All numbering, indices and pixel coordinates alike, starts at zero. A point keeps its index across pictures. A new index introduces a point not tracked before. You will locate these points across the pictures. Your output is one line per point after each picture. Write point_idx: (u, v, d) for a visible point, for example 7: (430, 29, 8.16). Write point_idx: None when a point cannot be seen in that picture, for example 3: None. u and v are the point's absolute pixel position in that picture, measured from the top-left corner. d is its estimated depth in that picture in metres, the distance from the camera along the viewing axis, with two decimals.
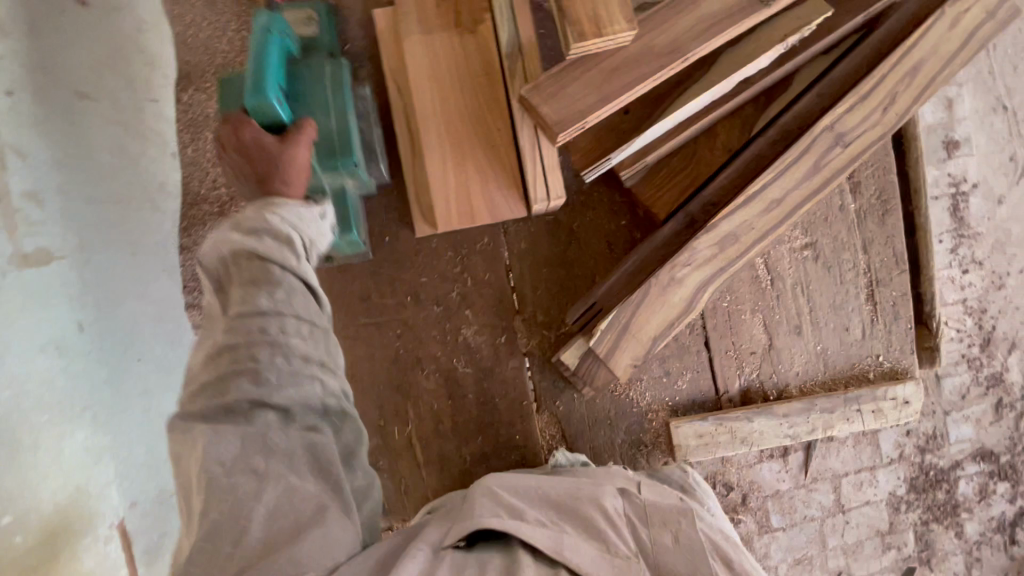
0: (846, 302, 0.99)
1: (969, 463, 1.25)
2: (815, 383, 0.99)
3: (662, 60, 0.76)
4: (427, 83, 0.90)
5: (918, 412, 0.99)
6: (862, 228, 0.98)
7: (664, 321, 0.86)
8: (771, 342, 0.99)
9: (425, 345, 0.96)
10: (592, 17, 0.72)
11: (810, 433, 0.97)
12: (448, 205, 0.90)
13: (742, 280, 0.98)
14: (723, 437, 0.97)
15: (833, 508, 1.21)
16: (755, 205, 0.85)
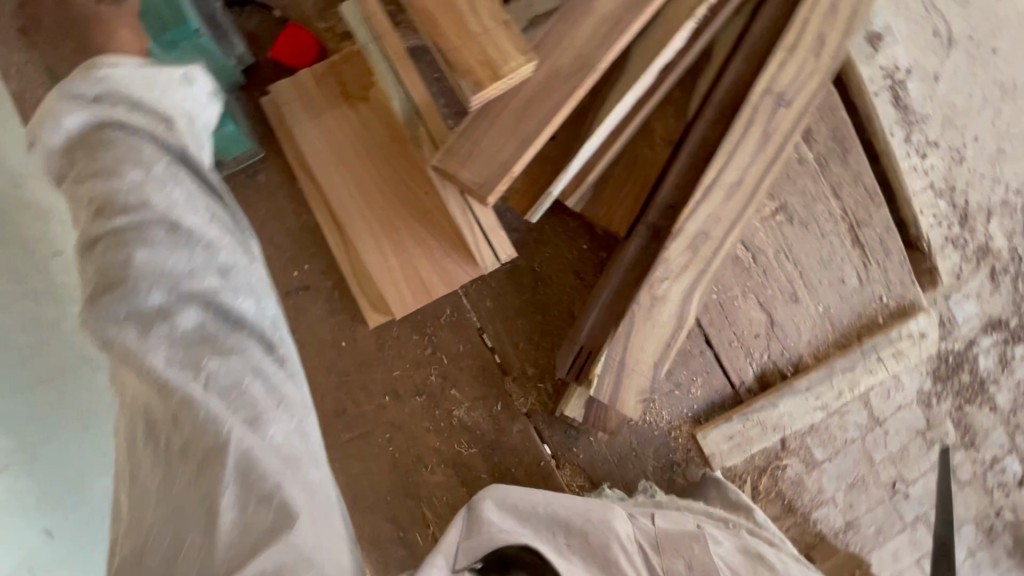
0: (834, 254, 0.94)
1: (983, 337, 1.20)
2: (828, 345, 0.94)
3: (574, 80, 0.68)
4: (337, 169, 0.81)
5: (937, 340, 0.94)
6: (827, 174, 0.93)
7: (660, 345, 0.79)
8: (772, 319, 0.93)
9: (420, 440, 0.88)
10: (484, 61, 0.64)
11: (837, 398, 0.93)
12: (400, 292, 0.82)
13: (724, 266, 0.92)
14: (755, 430, 0.91)
15: (869, 425, 1.16)
16: (716, 195, 0.78)
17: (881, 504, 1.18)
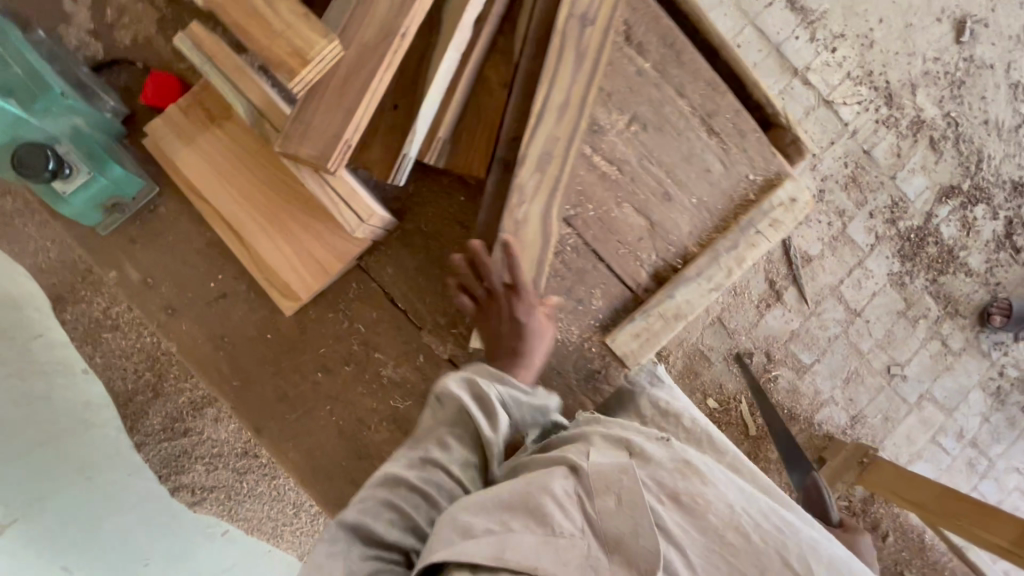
0: (693, 148, 1.01)
1: None
2: (709, 231, 1.01)
3: (381, 50, 0.81)
4: (219, 177, 1.04)
5: (810, 205, 1.00)
6: (668, 78, 1.00)
7: (534, 257, 0.94)
8: (650, 221, 1.00)
9: (358, 403, 1.16)
10: (293, 51, 0.76)
11: (728, 277, 0.99)
12: (292, 262, 1.04)
13: (593, 183, 0.99)
14: (658, 325, 0.99)
15: None
16: (548, 119, 0.92)
17: None
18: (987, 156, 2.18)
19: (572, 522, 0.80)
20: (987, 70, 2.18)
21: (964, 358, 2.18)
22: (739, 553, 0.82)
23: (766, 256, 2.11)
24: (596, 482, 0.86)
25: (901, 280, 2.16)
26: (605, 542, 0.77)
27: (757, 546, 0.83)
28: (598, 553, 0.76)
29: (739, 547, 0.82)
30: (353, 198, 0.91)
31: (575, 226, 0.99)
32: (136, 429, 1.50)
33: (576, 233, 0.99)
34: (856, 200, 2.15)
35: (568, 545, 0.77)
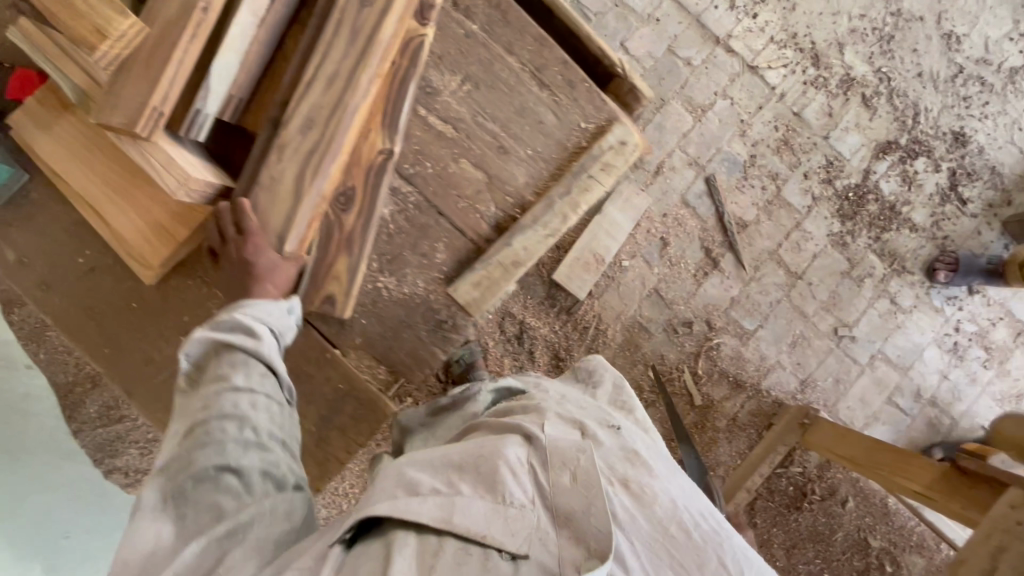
0: (525, 101, 1.04)
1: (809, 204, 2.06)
2: (546, 179, 1.05)
3: (183, 24, 0.86)
4: (72, 164, 1.00)
5: (638, 145, 1.05)
6: (496, 37, 1.04)
7: (288, 212, 0.93)
8: (488, 173, 1.04)
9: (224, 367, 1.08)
10: (94, 30, 0.85)
11: (564, 222, 1.03)
12: (149, 241, 1.00)
13: (429, 141, 1.04)
14: (500, 273, 1.03)
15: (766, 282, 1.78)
16: (316, 85, 0.93)
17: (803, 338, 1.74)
18: (924, 108, 2.14)
19: (525, 494, 0.74)
20: (918, 22, 2.14)
21: (916, 316, 2.13)
22: (684, 544, 0.74)
23: (700, 225, 2.11)
24: (553, 453, 0.79)
25: (842, 240, 2.13)
26: (557, 519, 0.72)
27: (700, 540, 0.74)
28: (547, 522, 0.72)
29: (686, 539, 0.74)
30: (172, 165, 0.87)
31: (414, 183, 1.04)
32: (74, 418, 1.61)
33: (416, 190, 1.04)
34: (789, 163, 2.13)
35: (517, 516, 0.72)
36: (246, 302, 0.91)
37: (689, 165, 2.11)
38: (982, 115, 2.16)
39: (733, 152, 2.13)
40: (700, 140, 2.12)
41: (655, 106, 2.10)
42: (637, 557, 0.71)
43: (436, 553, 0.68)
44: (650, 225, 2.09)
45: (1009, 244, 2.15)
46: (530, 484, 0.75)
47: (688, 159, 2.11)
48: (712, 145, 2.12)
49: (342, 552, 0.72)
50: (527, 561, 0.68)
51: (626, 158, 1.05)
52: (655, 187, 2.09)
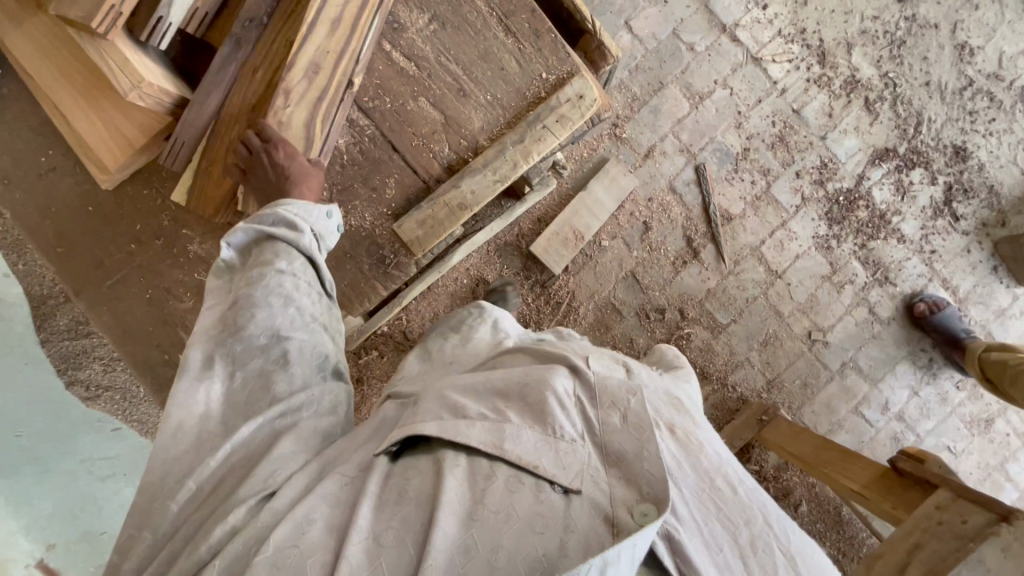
0: (489, 47, 1.05)
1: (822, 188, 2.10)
2: (501, 126, 1.06)
3: None
4: (37, 59, 1.05)
5: (598, 102, 1.06)
6: None
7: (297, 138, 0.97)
8: (445, 115, 1.06)
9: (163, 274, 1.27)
10: None
11: (514, 169, 1.04)
12: (101, 139, 1.04)
13: (391, 77, 1.05)
14: (444, 213, 1.04)
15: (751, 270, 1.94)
16: (320, 28, 0.97)
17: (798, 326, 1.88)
18: (927, 119, 2.10)
19: (573, 427, 0.77)
20: (932, 30, 2.10)
21: (893, 328, 2.11)
22: (725, 500, 0.82)
23: (684, 213, 2.10)
24: (601, 391, 0.82)
25: (827, 244, 2.10)
26: (608, 460, 0.75)
27: (742, 500, 0.83)
28: (597, 462, 0.74)
29: (724, 496, 0.82)
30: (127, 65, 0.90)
31: (374, 119, 1.05)
32: (43, 328, 1.63)
33: (374, 125, 1.06)
34: (782, 160, 2.11)
35: (569, 450, 0.74)
36: (284, 200, 0.92)
37: (680, 151, 2.10)
38: (986, 132, 2.11)
39: (726, 143, 2.11)
40: (694, 127, 2.10)
41: (652, 89, 2.09)
42: (690, 508, 0.77)
43: (489, 477, 0.70)
44: (634, 208, 2.08)
45: (998, 267, 2.11)
46: (577, 417, 0.78)
47: (679, 146, 2.10)
48: (705, 134, 2.10)
49: (387, 463, 0.74)
50: (579, 496, 0.69)
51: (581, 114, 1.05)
52: (642, 170, 2.09)
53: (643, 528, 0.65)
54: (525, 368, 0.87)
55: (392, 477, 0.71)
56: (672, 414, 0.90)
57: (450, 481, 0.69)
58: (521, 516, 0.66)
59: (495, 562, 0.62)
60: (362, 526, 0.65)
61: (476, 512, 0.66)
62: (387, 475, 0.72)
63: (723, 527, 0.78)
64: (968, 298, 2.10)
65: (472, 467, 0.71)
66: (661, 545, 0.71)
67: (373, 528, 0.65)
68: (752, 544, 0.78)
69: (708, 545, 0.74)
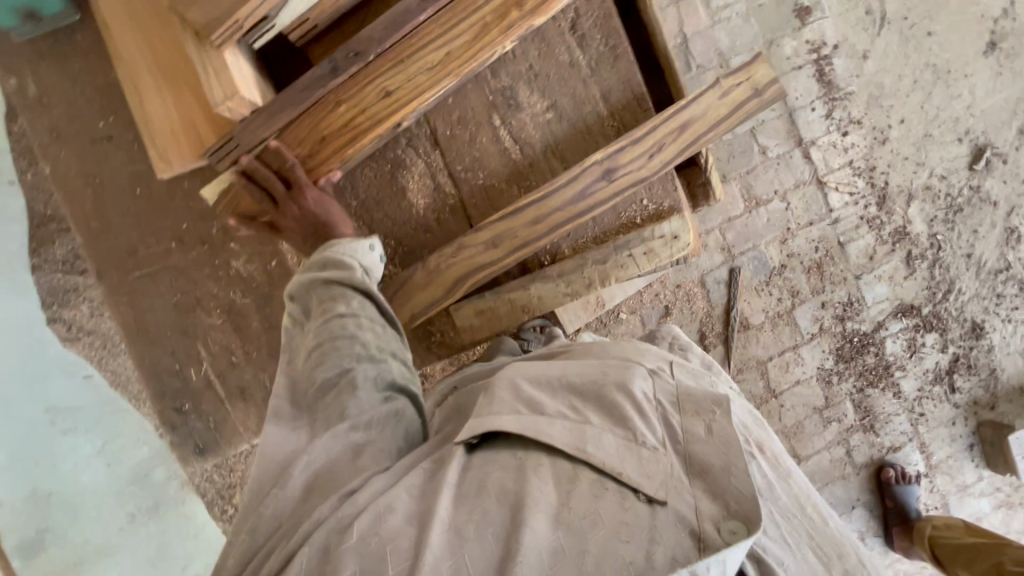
0: (583, 173, 1.25)
1: (891, 321, 2.14)
2: (586, 239, 1.33)
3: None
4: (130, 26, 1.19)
5: (688, 245, 1.28)
6: None
7: (439, 232, 1.35)
8: (541, 213, 1.27)
9: (210, 292, 1.44)
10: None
11: (588, 286, 1.31)
12: (167, 118, 1.21)
13: (497, 169, 1.31)
14: (506, 307, 1.35)
15: (764, 392, 2.13)
16: (460, 133, 1.30)
17: None
18: (957, 289, 2.15)
19: (654, 435, 0.81)
20: (989, 206, 2.15)
21: (862, 473, 2.17)
22: (816, 529, 0.86)
23: (706, 308, 2.10)
24: (684, 401, 0.85)
25: (828, 378, 2.14)
26: (691, 470, 0.77)
27: (830, 532, 0.87)
28: (680, 470, 0.77)
29: (816, 531, 0.86)
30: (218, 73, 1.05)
31: (469, 197, 1.33)
32: (38, 252, 1.59)
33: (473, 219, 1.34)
34: (813, 286, 2.13)
35: (651, 458, 0.78)
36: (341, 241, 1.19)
37: (720, 249, 2.10)
38: (1005, 318, 2.17)
39: (766, 255, 2.11)
40: (741, 230, 2.10)
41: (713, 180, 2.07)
42: (777, 525, 0.81)
43: (575, 479, 0.76)
44: (660, 290, 2.08)
45: (975, 445, 2.18)
46: (658, 425, 0.83)
47: (721, 244, 2.10)
48: (749, 239, 2.10)
49: (465, 454, 0.83)
50: (662, 506, 0.73)
51: (669, 255, 1.29)
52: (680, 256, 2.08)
53: (729, 546, 0.68)
54: (603, 367, 0.94)
55: (472, 472, 0.79)
56: (764, 437, 0.97)
57: (539, 483, 0.75)
58: (606, 523, 0.71)
59: (584, 553, 0.68)
60: (441, 518, 0.72)
61: (564, 514, 0.72)
62: (466, 464, 0.81)
63: (814, 555, 0.81)
64: (937, 466, 2.18)
65: (558, 464, 0.78)
66: (750, 564, 0.75)
67: (454, 521, 0.72)
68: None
69: (797, 563, 0.78)
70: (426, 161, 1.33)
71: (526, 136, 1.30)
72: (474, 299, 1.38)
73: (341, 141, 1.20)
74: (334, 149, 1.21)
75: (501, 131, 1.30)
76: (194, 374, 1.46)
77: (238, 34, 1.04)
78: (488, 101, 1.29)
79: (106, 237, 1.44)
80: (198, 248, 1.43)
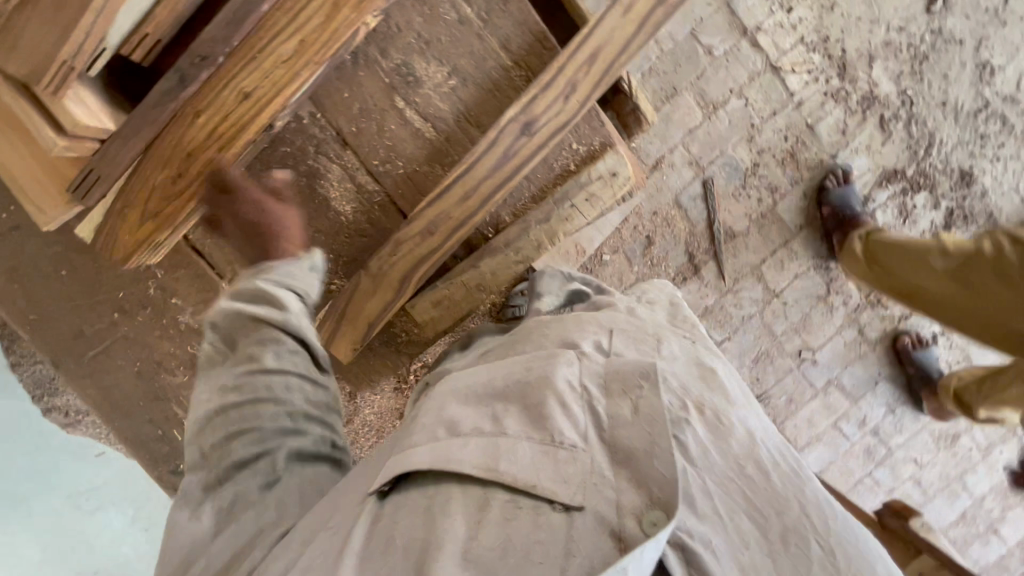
0: (498, 130, 1.29)
1: (877, 191, 2.09)
2: (526, 199, 1.41)
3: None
4: None
5: (627, 178, 1.37)
6: None
7: (375, 229, 1.43)
8: (473, 183, 1.32)
9: (170, 352, 1.49)
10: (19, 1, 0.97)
11: (539, 244, 1.41)
12: (28, 174, 1.18)
13: (415, 152, 1.38)
14: (463, 288, 1.45)
15: (764, 295, 2.10)
16: (368, 127, 1.36)
17: (790, 372, 2.15)
18: (939, 141, 2.06)
19: (574, 429, 0.73)
20: (956, 46, 2.02)
21: (878, 349, 2.16)
22: (763, 494, 0.74)
23: (688, 228, 2.05)
24: (612, 383, 0.79)
25: (826, 265, 2.11)
26: (615, 459, 0.70)
27: (780, 490, 0.75)
28: (603, 464, 0.69)
29: (766, 493, 0.75)
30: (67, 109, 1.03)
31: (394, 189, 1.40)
32: (12, 348, 1.51)
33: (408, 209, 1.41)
34: (790, 177, 2.07)
35: (569, 459, 0.69)
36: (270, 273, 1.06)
37: (688, 164, 2.02)
38: (993, 157, 2.09)
39: (737, 158, 2.03)
40: (705, 139, 2.01)
41: (664, 95, 1.97)
42: (709, 499, 0.70)
43: (485, 506, 0.66)
44: (638, 222, 2.02)
45: None
46: (580, 417, 0.74)
47: (688, 158, 2.02)
48: (715, 146, 2.02)
49: (375, 505, 0.73)
50: (581, 513, 0.64)
51: (611, 193, 1.38)
52: (649, 182, 2.01)
53: (650, 538, 0.60)
54: (528, 362, 0.87)
55: (380, 524, 0.69)
56: (704, 392, 0.87)
57: (446, 521, 0.65)
58: (518, 548, 0.62)
59: None
60: None
61: (472, 549, 0.62)
62: (378, 515, 0.71)
63: (751, 523, 0.71)
64: None
65: (468, 492, 0.68)
66: (677, 555, 0.64)
67: None
68: (783, 541, 0.70)
69: (736, 540, 0.68)
70: (341, 164, 1.39)
71: (434, 110, 1.36)
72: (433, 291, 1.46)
73: (207, 152, 1.22)
74: (202, 161, 1.22)
75: (408, 113, 1.36)
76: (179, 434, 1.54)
77: (73, 71, 1.01)
78: (383, 86, 1.34)
79: (49, 326, 1.46)
80: (142, 312, 1.47)
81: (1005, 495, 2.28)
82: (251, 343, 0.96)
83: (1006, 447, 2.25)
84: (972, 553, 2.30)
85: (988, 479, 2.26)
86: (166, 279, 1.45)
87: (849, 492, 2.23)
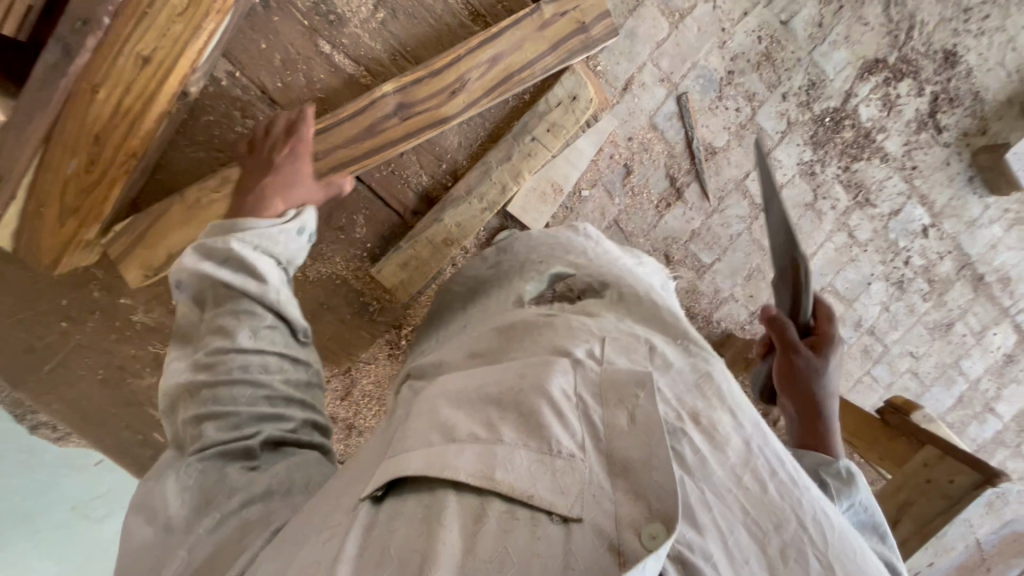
0: (441, 68, 1.28)
1: (859, 85, 1.97)
2: (482, 138, 1.44)
3: None
4: None
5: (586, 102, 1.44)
6: None
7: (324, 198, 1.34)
8: (422, 130, 1.30)
9: (127, 355, 1.49)
10: None
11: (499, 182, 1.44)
12: None
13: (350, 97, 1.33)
14: (427, 246, 1.40)
15: (750, 210, 2.05)
16: (298, 79, 1.29)
17: None
18: (921, 21, 1.94)
19: (572, 439, 0.64)
20: None
21: (870, 250, 2.13)
22: (755, 501, 0.68)
23: (666, 150, 1.96)
24: (607, 392, 0.70)
25: (811, 170, 2.03)
26: (612, 469, 0.63)
27: (773, 498, 0.69)
28: (599, 473, 0.62)
29: (765, 506, 0.68)
30: None
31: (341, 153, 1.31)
32: None
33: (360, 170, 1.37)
34: (768, 82, 1.95)
35: (566, 469, 0.62)
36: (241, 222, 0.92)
37: (660, 81, 1.90)
38: (978, 32, 1.97)
39: (710, 68, 1.91)
40: (676, 52, 1.88)
41: (627, 8, 1.81)
42: (707, 510, 0.64)
43: (480, 518, 0.58)
44: (614, 150, 1.92)
45: (974, 178, 2.10)
46: (577, 429, 0.66)
47: (659, 76, 1.90)
48: (686, 59, 1.90)
49: (370, 509, 0.62)
50: (579, 525, 0.58)
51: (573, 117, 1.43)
52: (621, 107, 1.89)
53: (650, 555, 0.55)
54: (520, 367, 0.76)
55: (375, 533, 0.58)
56: (705, 402, 0.78)
57: (444, 534, 0.56)
58: (514, 561, 0.54)
59: None
60: None
61: (468, 564, 0.54)
62: (373, 521, 0.60)
63: (749, 536, 0.65)
64: (942, 213, 2.12)
65: (464, 507, 0.59)
66: (674, 567, 0.59)
67: None
68: (781, 555, 0.64)
69: (726, 550, 0.62)
70: None
71: (365, 50, 1.32)
72: (397, 250, 1.40)
73: (116, 133, 1.11)
74: (115, 143, 1.12)
75: (337, 57, 1.31)
76: (160, 435, 1.59)
77: None
78: (305, 29, 1.27)
79: None
80: (91, 317, 1.43)
81: (999, 374, 2.33)
82: (222, 307, 0.84)
83: (999, 328, 2.27)
84: (969, 433, 2.37)
85: (982, 361, 2.30)
86: (108, 278, 1.41)
87: (849, 393, 2.26)
